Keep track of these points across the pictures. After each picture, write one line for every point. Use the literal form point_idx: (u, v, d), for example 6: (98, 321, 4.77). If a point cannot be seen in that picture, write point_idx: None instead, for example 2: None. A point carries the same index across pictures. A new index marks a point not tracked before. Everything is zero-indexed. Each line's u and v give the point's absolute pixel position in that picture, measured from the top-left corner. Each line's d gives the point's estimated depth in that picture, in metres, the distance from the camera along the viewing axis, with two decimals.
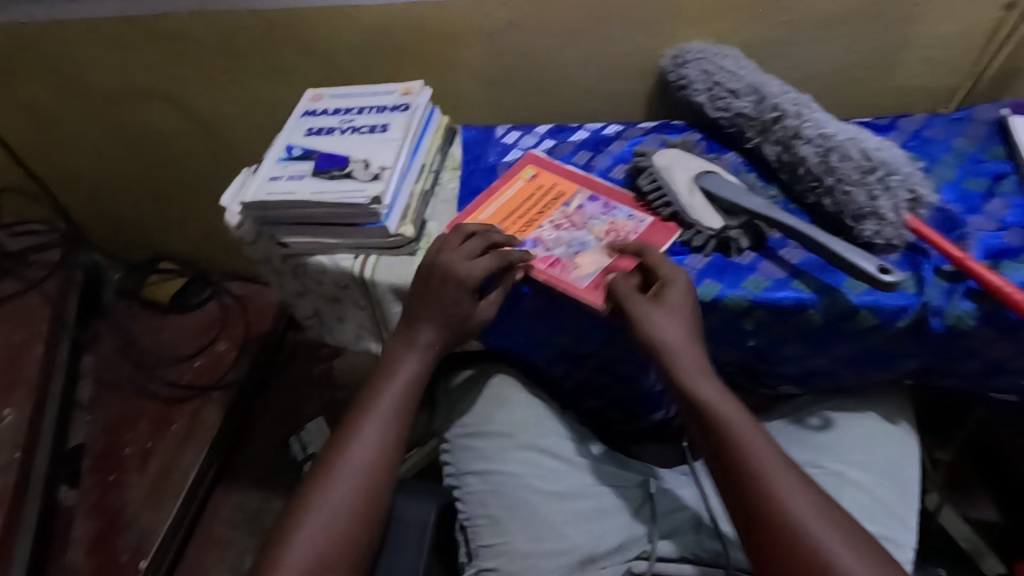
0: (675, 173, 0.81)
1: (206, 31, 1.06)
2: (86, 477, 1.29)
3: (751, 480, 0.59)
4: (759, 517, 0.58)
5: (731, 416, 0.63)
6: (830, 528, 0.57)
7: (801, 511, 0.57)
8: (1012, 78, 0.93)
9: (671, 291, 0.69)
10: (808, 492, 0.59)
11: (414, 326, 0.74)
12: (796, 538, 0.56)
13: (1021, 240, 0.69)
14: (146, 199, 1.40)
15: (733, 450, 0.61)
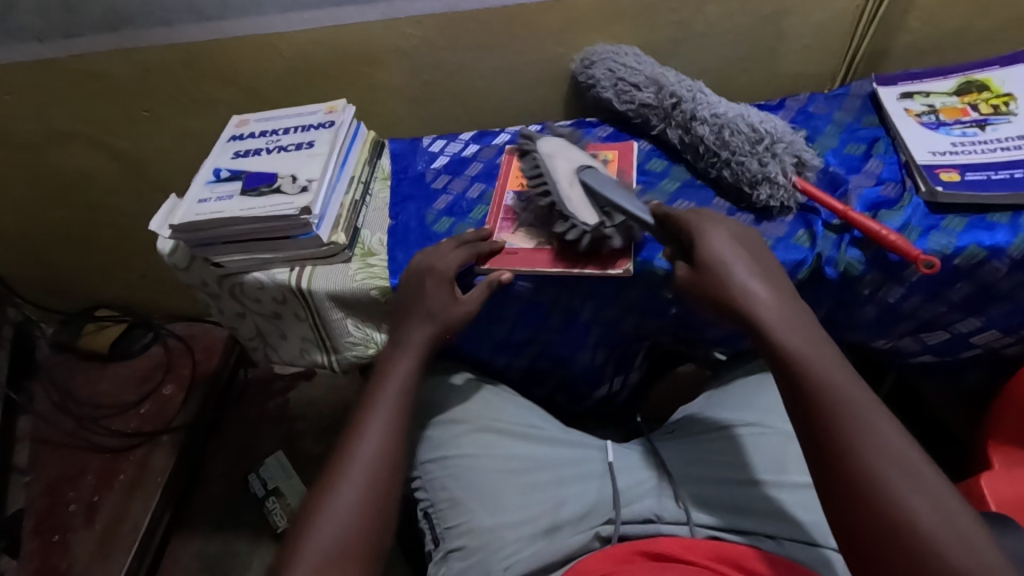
0: (558, 164, 0.74)
1: (113, 64, 0.97)
2: (27, 542, 1.19)
3: (841, 450, 0.49)
4: (851, 496, 0.47)
5: (823, 376, 0.53)
6: (944, 515, 0.45)
7: (906, 493, 0.46)
8: (882, 57, 1.00)
9: (730, 243, 0.61)
10: (918, 468, 0.47)
11: (404, 324, 0.69)
12: (897, 527, 0.45)
13: (897, 192, 0.71)
14: (76, 248, 1.30)
15: (829, 417, 0.51)
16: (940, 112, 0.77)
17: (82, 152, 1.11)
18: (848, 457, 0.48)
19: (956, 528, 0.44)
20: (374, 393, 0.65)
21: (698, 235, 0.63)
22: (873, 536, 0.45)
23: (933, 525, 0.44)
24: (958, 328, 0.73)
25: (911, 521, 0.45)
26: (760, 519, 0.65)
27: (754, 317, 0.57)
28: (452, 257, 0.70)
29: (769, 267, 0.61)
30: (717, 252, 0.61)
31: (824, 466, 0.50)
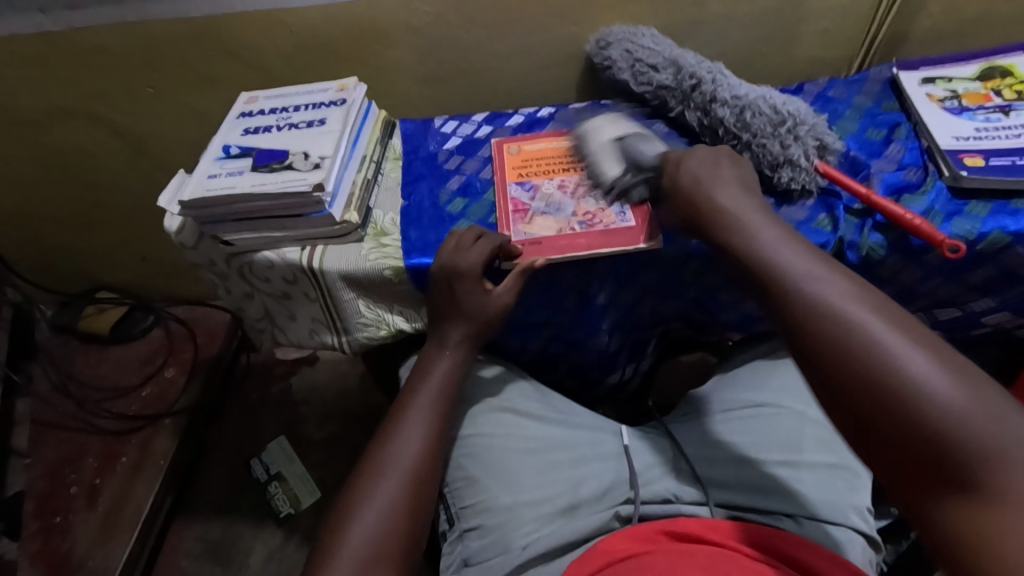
0: (611, 131, 0.77)
1: (118, 39, 0.95)
2: (27, 524, 1.18)
3: (830, 342, 0.44)
4: (851, 388, 0.42)
5: (802, 275, 0.49)
6: (960, 385, 0.39)
7: (913, 364, 0.40)
8: (899, 43, 0.99)
9: (697, 169, 0.64)
10: (928, 342, 0.42)
11: (443, 325, 0.70)
12: (889, 395, 0.40)
13: (919, 177, 0.70)
14: (77, 228, 1.28)
15: (810, 314, 0.46)
16: (963, 97, 0.76)
17: (84, 130, 1.08)
18: (837, 348, 0.43)
19: (975, 397, 0.38)
20: (412, 395, 0.67)
21: (669, 173, 0.66)
22: (880, 424, 0.40)
23: (949, 395, 0.38)
24: (972, 307, 0.72)
25: (894, 372, 0.40)
26: (775, 498, 0.65)
27: (717, 221, 0.59)
28: (474, 252, 0.68)
29: (734, 175, 0.63)
30: (699, 179, 0.63)
31: (817, 365, 0.45)
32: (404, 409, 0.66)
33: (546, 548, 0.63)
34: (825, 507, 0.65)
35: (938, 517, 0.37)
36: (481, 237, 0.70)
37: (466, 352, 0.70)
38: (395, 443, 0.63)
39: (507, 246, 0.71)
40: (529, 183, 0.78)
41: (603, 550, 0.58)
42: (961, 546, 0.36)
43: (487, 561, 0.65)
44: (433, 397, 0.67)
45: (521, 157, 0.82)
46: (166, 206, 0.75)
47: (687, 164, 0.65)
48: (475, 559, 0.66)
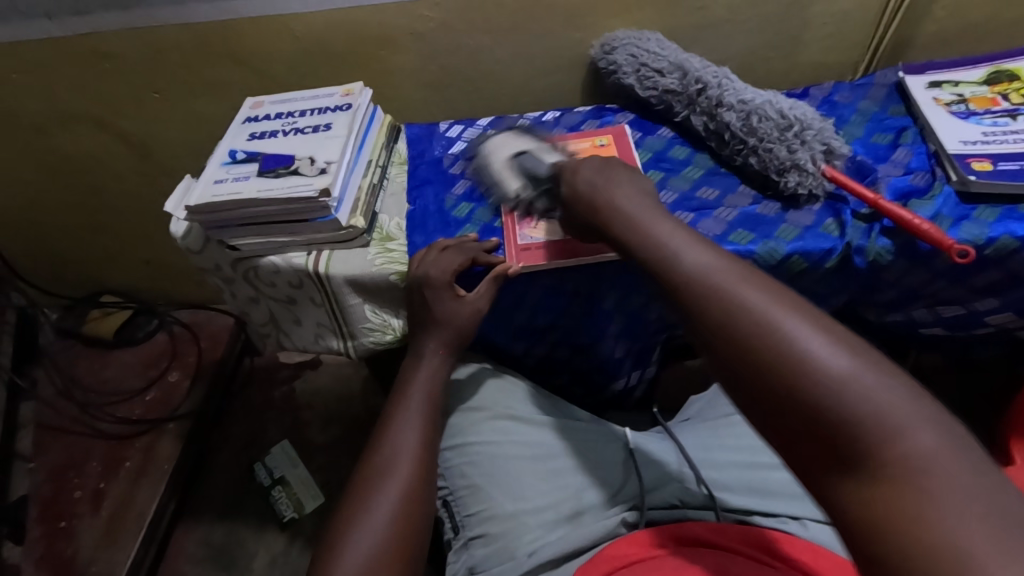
0: (496, 156, 0.81)
1: (124, 45, 0.95)
2: (31, 529, 1.18)
3: (724, 327, 0.41)
4: (750, 372, 0.39)
5: (697, 258, 0.46)
6: (849, 356, 0.37)
7: (803, 339, 0.38)
8: (904, 47, 0.99)
9: (588, 176, 0.61)
10: (814, 317, 0.40)
11: (418, 340, 0.71)
12: (775, 361, 0.38)
13: (927, 181, 0.70)
14: (80, 232, 1.28)
15: (706, 294, 0.43)
16: (970, 102, 0.76)
17: (90, 135, 1.09)
18: (732, 331, 0.41)
19: (865, 368, 0.36)
20: (404, 402, 0.68)
21: (566, 181, 0.63)
22: (776, 405, 0.38)
23: (838, 368, 0.36)
24: (975, 306, 0.72)
25: (779, 340, 0.39)
26: (781, 501, 0.65)
27: (609, 215, 0.56)
28: (443, 262, 0.70)
29: (625, 177, 0.60)
30: (599, 180, 0.60)
31: (717, 354, 0.42)
32: (397, 415, 0.67)
33: (553, 554, 0.62)
34: None
35: (838, 497, 0.35)
36: (450, 248, 0.72)
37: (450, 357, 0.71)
38: (393, 449, 0.64)
39: (482, 254, 0.72)
40: None
41: (609, 556, 0.58)
42: (862, 526, 0.34)
43: (493, 569, 0.65)
44: (424, 403, 0.68)
45: None
46: (172, 211, 0.75)
47: (583, 172, 0.62)
48: (480, 567, 0.66)
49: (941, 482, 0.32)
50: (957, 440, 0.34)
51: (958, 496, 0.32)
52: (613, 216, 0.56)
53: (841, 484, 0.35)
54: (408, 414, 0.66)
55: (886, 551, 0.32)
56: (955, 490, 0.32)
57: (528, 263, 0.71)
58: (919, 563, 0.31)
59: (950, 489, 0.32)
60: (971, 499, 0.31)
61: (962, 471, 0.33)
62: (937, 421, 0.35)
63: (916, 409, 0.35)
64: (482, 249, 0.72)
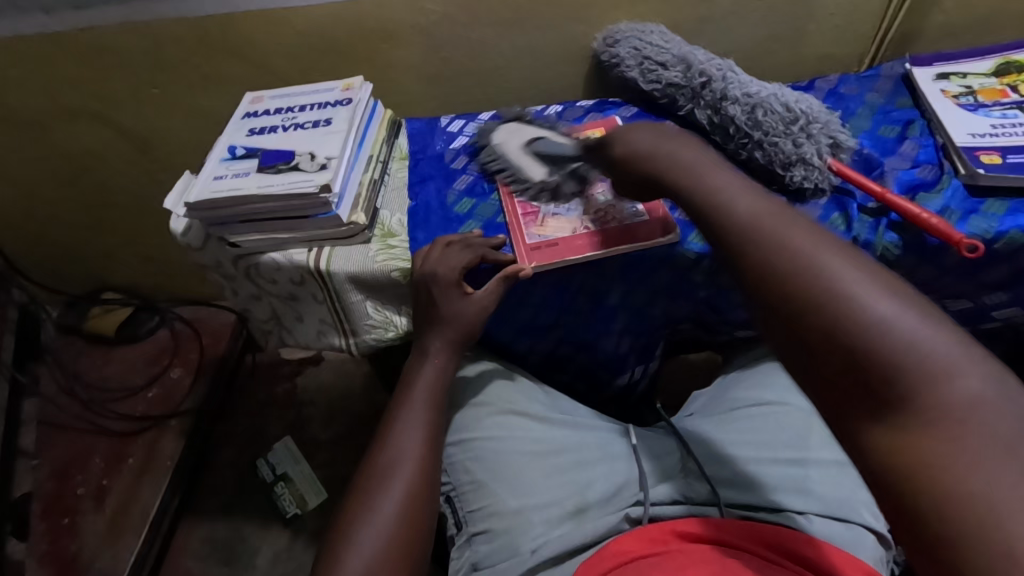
0: (509, 145, 0.83)
1: (122, 39, 0.94)
2: (35, 525, 1.18)
3: (777, 275, 0.44)
4: (796, 314, 0.42)
5: (759, 211, 0.49)
6: (895, 306, 0.40)
7: (855, 289, 0.41)
8: (911, 39, 0.98)
9: (646, 136, 0.63)
10: (867, 269, 0.42)
11: (422, 337, 0.71)
12: (819, 306, 0.41)
13: (934, 175, 0.69)
14: (82, 228, 1.28)
15: (760, 243, 0.46)
16: (978, 93, 0.75)
17: (90, 130, 1.08)
18: (783, 277, 0.44)
19: (908, 316, 0.39)
20: (407, 400, 0.67)
21: (617, 141, 0.65)
22: (820, 350, 0.41)
23: (881, 315, 0.39)
24: (984, 300, 0.71)
25: (823, 288, 0.42)
26: (786, 497, 0.65)
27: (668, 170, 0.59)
28: (451, 260, 0.69)
29: (675, 136, 0.62)
30: (657, 142, 0.62)
31: (765, 298, 0.45)
32: (400, 413, 0.66)
33: (556, 551, 0.62)
34: (835, 504, 0.65)
35: (867, 438, 0.38)
36: (456, 244, 0.71)
37: (454, 355, 0.71)
38: (396, 447, 0.64)
39: (488, 251, 0.71)
40: (536, 185, 0.78)
41: (613, 551, 0.57)
42: (884, 463, 0.37)
43: (496, 565, 0.64)
44: (427, 401, 0.67)
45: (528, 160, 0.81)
46: (171, 208, 0.74)
47: (635, 135, 0.64)
48: (484, 563, 0.66)
49: (978, 425, 0.35)
50: (998, 385, 0.36)
51: (990, 442, 0.34)
52: (666, 174, 0.58)
53: (872, 426, 0.38)
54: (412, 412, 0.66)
55: (910, 483, 0.36)
56: (993, 433, 0.34)
57: (538, 261, 0.70)
58: (943, 498, 0.34)
59: (982, 431, 0.35)
60: (1000, 440, 0.34)
61: (1000, 415, 0.35)
62: (979, 367, 0.37)
63: (960, 357, 0.37)
64: (489, 246, 0.71)
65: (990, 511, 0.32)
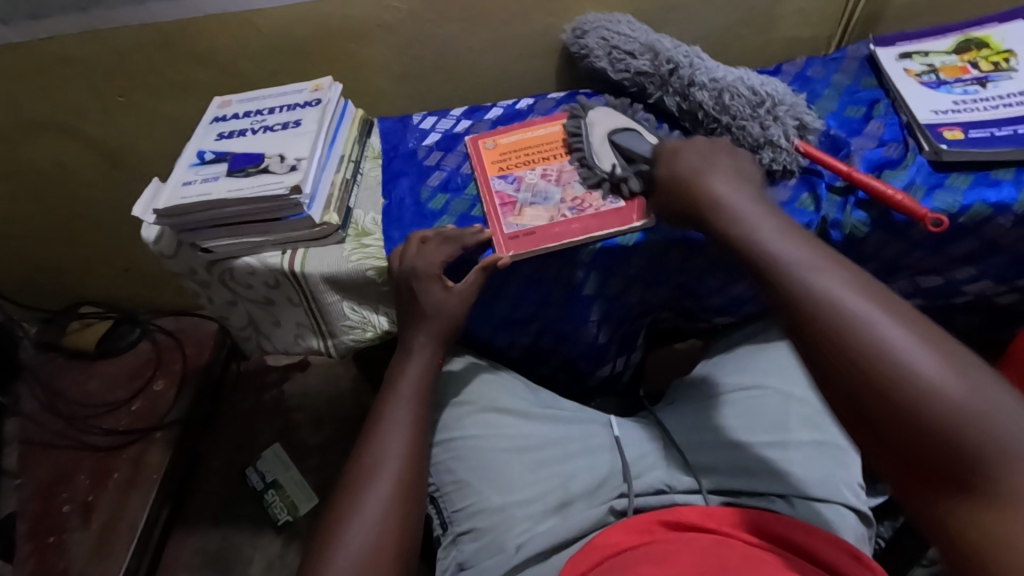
0: (597, 126, 0.78)
1: (84, 47, 0.92)
2: (20, 546, 1.16)
3: (846, 350, 0.43)
4: (866, 384, 0.42)
5: (824, 274, 0.48)
6: (967, 382, 0.39)
7: (919, 360, 0.41)
8: (876, 20, 0.99)
9: (693, 161, 0.63)
10: (932, 342, 0.42)
11: (406, 335, 0.70)
12: (875, 368, 0.41)
13: (900, 152, 0.70)
14: (56, 241, 1.26)
15: (823, 307, 0.46)
16: (940, 71, 0.76)
17: (57, 143, 1.06)
18: (856, 351, 0.43)
19: (976, 387, 0.39)
20: (389, 400, 0.67)
21: (664, 163, 0.66)
22: (885, 423, 0.41)
23: (949, 384, 0.39)
24: (954, 275, 0.72)
25: (879, 349, 0.42)
26: (763, 480, 0.66)
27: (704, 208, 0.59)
28: (437, 254, 0.69)
29: (721, 161, 0.63)
30: (698, 170, 0.62)
31: (825, 361, 0.44)
32: (383, 414, 0.66)
33: (542, 547, 0.62)
34: (815, 483, 0.66)
35: (948, 514, 0.38)
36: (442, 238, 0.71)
37: (436, 351, 0.70)
38: (379, 448, 0.63)
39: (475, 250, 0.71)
40: (512, 176, 0.78)
41: (600, 544, 0.57)
42: (970, 547, 0.36)
43: (482, 563, 0.65)
44: (410, 400, 0.67)
45: (502, 150, 0.81)
46: (141, 215, 0.73)
47: (685, 153, 0.65)
48: (470, 562, 0.66)
49: None
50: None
51: None
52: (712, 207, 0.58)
53: (952, 502, 0.38)
54: (396, 411, 0.66)
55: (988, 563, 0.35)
56: None
57: (517, 251, 0.70)
58: None
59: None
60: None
61: None
62: None
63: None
64: (476, 240, 0.71)
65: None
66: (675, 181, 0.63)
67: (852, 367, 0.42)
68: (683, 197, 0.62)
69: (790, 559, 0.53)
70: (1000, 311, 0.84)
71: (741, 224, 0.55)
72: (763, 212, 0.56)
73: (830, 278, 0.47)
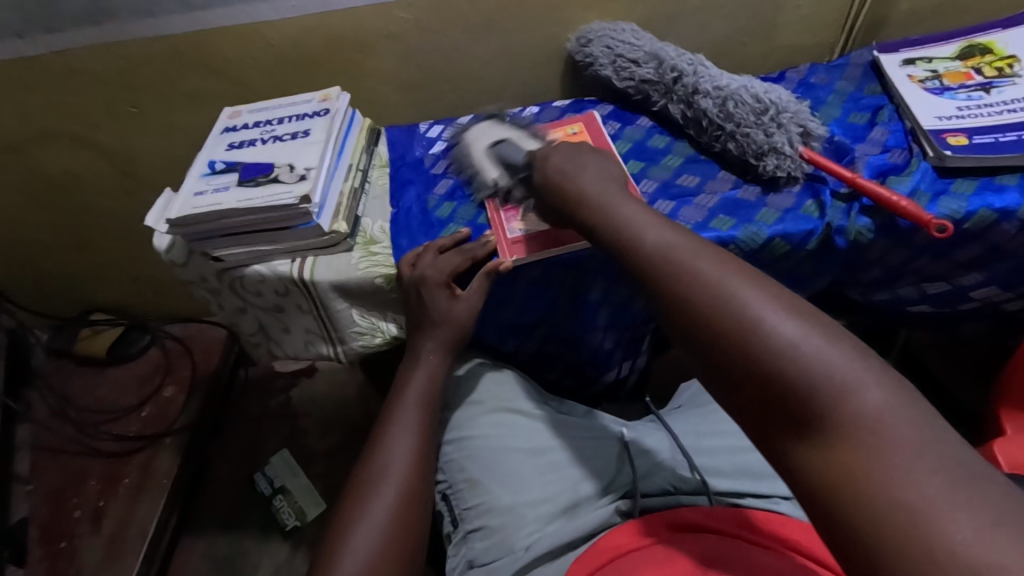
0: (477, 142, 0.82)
1: (98, 60, 0.94)
2: (31, 551, 1.17)
3: (692, 309, 0.43)
4: (710, 341, 0.41)
5: (669, 243, 0.48)
6: (801, 325, 0.38)
7: (757, 310, 0.40)
8: (879, 27, 1.00)
9: (564, 162, 0.63)
10: (776, 295, 0.41)
11: (414, 341, 0.71)
12: (716, 322, 0.41)
13: (904, 158, 0.71)
14: (67, 249, 1.27)
15: (672, 278, 0.45)
16: (944, 77, 0.76)
17: (71, 153, 1.08)
18: (701, 310, 0.42)
19: (808, 332, 0.38)
20: (397, 404, 0.68)
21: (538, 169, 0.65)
22: (733, 380, 0.39)
23: (783, 334, 0.38)
24: (960, 281, 0.72)
25: (718, 306, 0.41)
26: (769, 484, 0.66)
27: (580, 197, 0.58)
28: (444, 262, 0.70)
29: (590, 160, 0.62)
30: (564, 173, 0.61)
31: (679, 330, 0.44)
32: (391, 418, 0.67)
33: (550, 548, 0.62)
34: None
35: (796, 462, 0.36)
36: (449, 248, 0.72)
37: (445, 360, 0.71)
38: (386, 452, 0.64)
39: (482, 258, 0.72)
40: None
41: (604, 547, 0.58)
42: (820, 493, 0.35)
43: (491, 563, 0.65)
44: (417, 405, 0.68)
45: None
46: (153, 225, 0.74)
47: (555, 159, 0.64)
48: (479, 561, 0.66)
49: (891, 441, 0.33)
50: (905, 395, 0.35)
51: (909, 449, 0.33)
52: (586, 197, 0.57)
53: (796, 449, 0.36)
54: (403, 416, 0.66)
55: (839, 506, 0.34)
56: (907, 448, 0.33)
57: (521, 255, 0.70)
58: (880, 528, 0.31)
59: (905, 449, 0.33)
60: (914, 448, 0.33)
61: (914, 432, 0.33)
62: (886, 379, 0.36)
63: (869, 370, 0.36)
64: (483, 249, 0.71)
65: (918, 530, 0.30)
66: (548, 185, 0.62)
67: (699, 323, 0.42)
68: (555, 197, 0.61)
69: (799, 561, 0.53)
70: (1008, 316, 0.83)
71: (611, 206, 0.55)
72: (627, 196, 0.56)
73: (680, 246, 0.47)
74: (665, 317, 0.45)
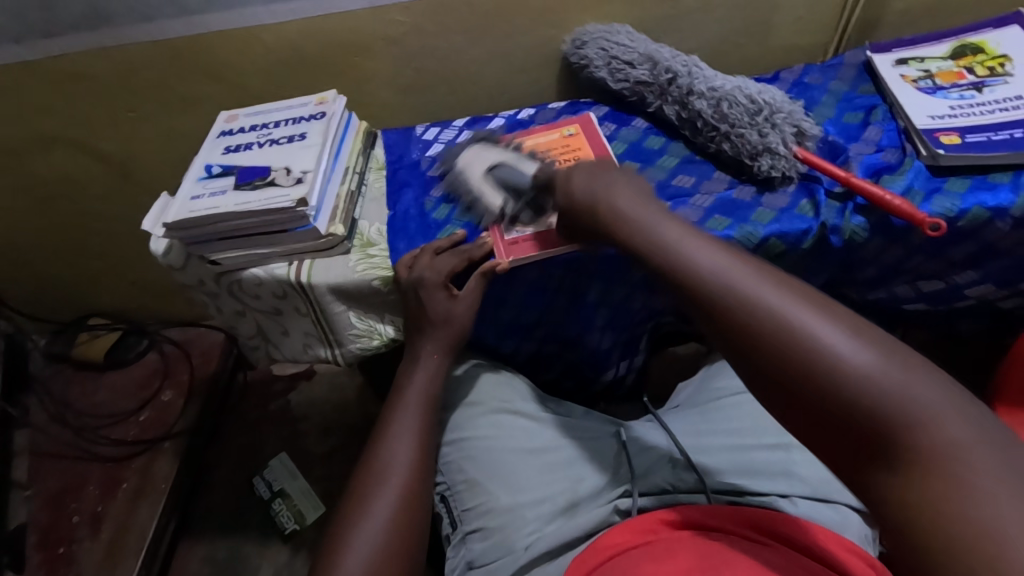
0: (471, 169, 0.80)
1: (95, 65, 0.94)
2: (30, 557, 1.17)
3: (758, 340, 0.40)
4: (784, 376, 0.39)
5: (721, 264, 0.45)
6: (877, 354, 0.37)
7: (834, 341, 0.38)
8: (872, 27, 1.00)
9: (590, 181, 0.60)
10: (843, 323, 0.40)
11: (413, 343, 0.71)
12: (790, 356, 0.39)
13: (897, 157, 0.71)
14: (65, 254, 1.27)
15: (731, 303, 0.42)
16: (936, 77, 0.77)
17: (68, 157, 1.08)
18: (770, 344, 0.40)
19: (886, 361, 0.37)
20: (396, 405, 0.68)
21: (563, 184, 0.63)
22: (816, 415, 0.38)
23: (862, 364, 0.37)
24: (955, 279, 0.73)
25: (789, 337, 0.39)
26: (767, 480, 0.67)
27: (614, 214, 0.55)
28: (441, 263, 0.70)
29: (611, 174, 0.60)
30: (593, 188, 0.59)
31: (740, 360, 0.42)
32: (391, 419, 0.67)
33: (548, 547, 0.63)
34: (817, 484, 0.67)
35: (887, 500, 0.36)
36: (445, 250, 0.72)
37: (443, 361, 0.71)
38: (385, 454, 0.64)
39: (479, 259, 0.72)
40: None
41: (604, 545, 0.58)
42: (915, 534, 0.34)
43: (490, 563, 0.65)
44: (417, 406, 0.68)
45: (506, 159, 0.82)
46: (149, 229, 0.74)
47: (576, 179, 0.62)
48: (479, 561, 0.66)
49: (985, 477, 0.33)
50: (983, 423, 0.35)
51: (1004, 483, 0.32)
52: (621, 214, 0.55)
53: (888, 486, 0.35)
54: (403, 417, 0.67)
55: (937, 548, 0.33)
56: (1003, 482, 0.32)
57: (517, 258, 0.70)
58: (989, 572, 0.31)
59: (999, 483, 0.32)
60: (1006, 480, 0.33)
61: (1003, 465, 0.33)
62: (965, 408, 0.36)
63: (951, 401, 0.36)
64: (480, 250, 0.72)
65: None
66: (577, 202, 0.60)
67: (770, 357, 0.40)
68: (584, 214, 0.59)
69: (796, 557, 0.53)
70: (1004, 314, 0.84)
71: (645, 225, 0.52)
72: (664, 213, 0.53)
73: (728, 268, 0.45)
74: (727, 347, 0.43)
